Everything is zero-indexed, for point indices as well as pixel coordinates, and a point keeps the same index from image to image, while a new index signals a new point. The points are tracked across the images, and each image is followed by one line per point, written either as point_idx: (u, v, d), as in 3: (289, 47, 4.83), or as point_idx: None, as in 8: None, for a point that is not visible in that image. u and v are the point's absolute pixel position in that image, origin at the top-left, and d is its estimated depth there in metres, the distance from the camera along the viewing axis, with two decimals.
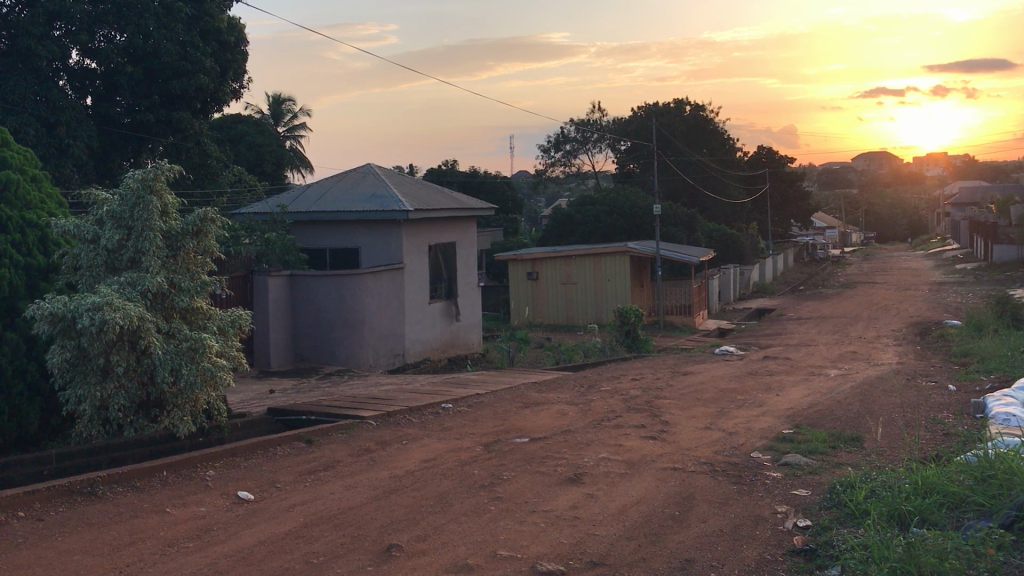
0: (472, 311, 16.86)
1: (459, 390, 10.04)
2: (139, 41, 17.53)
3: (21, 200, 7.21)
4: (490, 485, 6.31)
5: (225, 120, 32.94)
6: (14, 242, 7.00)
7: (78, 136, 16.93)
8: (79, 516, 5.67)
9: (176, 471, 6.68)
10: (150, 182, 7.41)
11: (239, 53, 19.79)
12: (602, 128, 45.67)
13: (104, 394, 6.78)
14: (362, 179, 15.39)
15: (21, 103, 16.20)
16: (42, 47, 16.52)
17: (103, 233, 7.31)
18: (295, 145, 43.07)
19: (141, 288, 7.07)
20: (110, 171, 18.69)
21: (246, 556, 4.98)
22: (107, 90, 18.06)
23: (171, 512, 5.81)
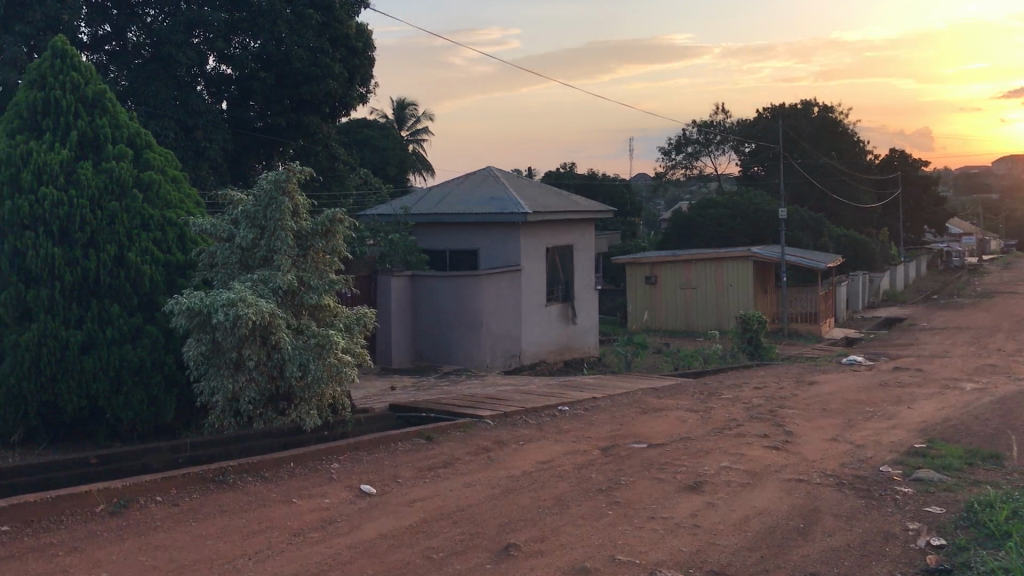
0: (589, 314, 16.79)
1: (578, 394, 10.02)
2: (272, 48, 18.15)
3: (162, 200, 7.66)
4: (608, 489, 6.27)
5: (353, 124, 33.70)
6: (156, 240, 7.44)
7: (213, 139, 17.72)
8: (212, 503, 5.92)
9: (302, 463, 6.90)
10: (282, 183, 7.69)
11: (367, 58, 20.19)
12: (725, 129, 44.79)
13: (236, 386, 7.06)
14: (483, 182, 15.54)
15: (162, 107, 17.04)
16: (181, 54, 17.33)
17: (237, 232, 7.63)
18: (417, 148, 43.92)
19: (274, 285, 7.36)
20: (243, 173, 19.52)
21: (368, 549, 5.11)
22: (242, 95, 18.73)
23: (298, 502, 6.00)
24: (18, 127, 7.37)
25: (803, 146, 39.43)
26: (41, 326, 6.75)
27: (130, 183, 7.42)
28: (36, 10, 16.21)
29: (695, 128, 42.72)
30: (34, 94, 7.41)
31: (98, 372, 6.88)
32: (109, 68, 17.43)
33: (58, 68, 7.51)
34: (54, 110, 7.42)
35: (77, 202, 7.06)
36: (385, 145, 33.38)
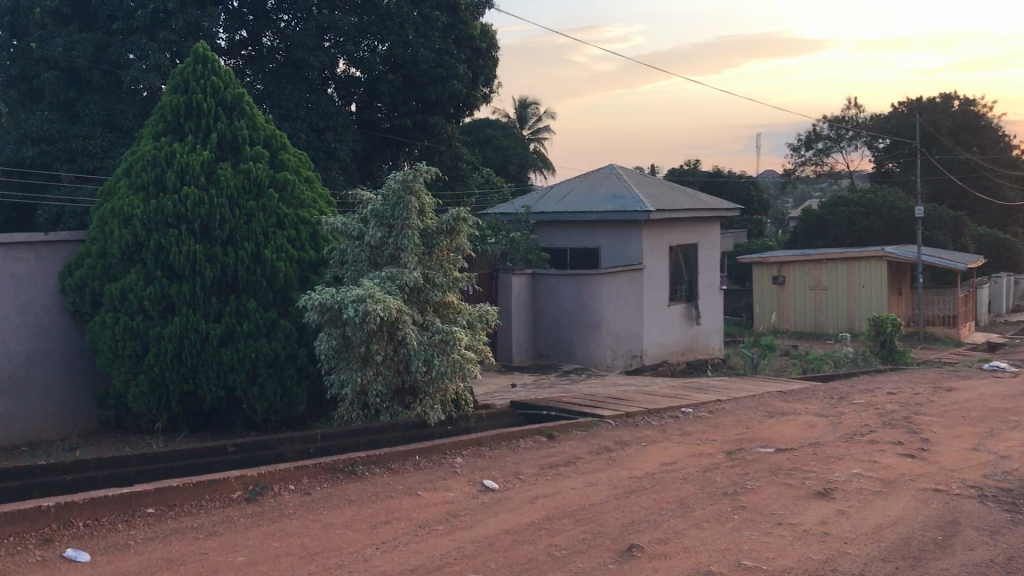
0: (714, 315, 16.51)
1: (702, 395, 9.87)
2: (399, 51, 18.58)
3: (296, 199, 7.99)
4: (734, 493, 6.15)
5: (476, 124, 34.19)
6: (289, 238, 7.81)
7: (343, 140, 18.25)
8: (341, 494, 6.14)
9: (427, 456, 7.03)
10: (409, 182, 7.78)
11: (491, 58, 20.40)
12: (858, 124, 43.20)
13: (364, 380, 7.34)
14: (605, 180, 15.48)
15: (295, 109, 17.65)
16: (314, 57, 17.90)
17: (366, 230, 7.81)
18: (539, 147, 44.12)
19: (400, 282, 7.51)
20: (371, 173, 20.05)
21: (492, 544, 5.18)
22: (369, 98, 19.21)
23: (423, 494, 6.13)
24: (164, 131, 7.82)
25: (942, 141, 37.62)
26: (184, 320, 7.24)
27: (266, 183, 7.78)
28: (178, 18, 17.26)
29: (826, 123, 41.41)
30: (178, 99, 7.81)
31: (235, 364, 7.32)
32: (246, 72, 18.13)
33: (200, 73, 7.88)
34: (197, 113, 7.80)
35: (217, 202, 7.48)
36: (507, 145, 33.65)
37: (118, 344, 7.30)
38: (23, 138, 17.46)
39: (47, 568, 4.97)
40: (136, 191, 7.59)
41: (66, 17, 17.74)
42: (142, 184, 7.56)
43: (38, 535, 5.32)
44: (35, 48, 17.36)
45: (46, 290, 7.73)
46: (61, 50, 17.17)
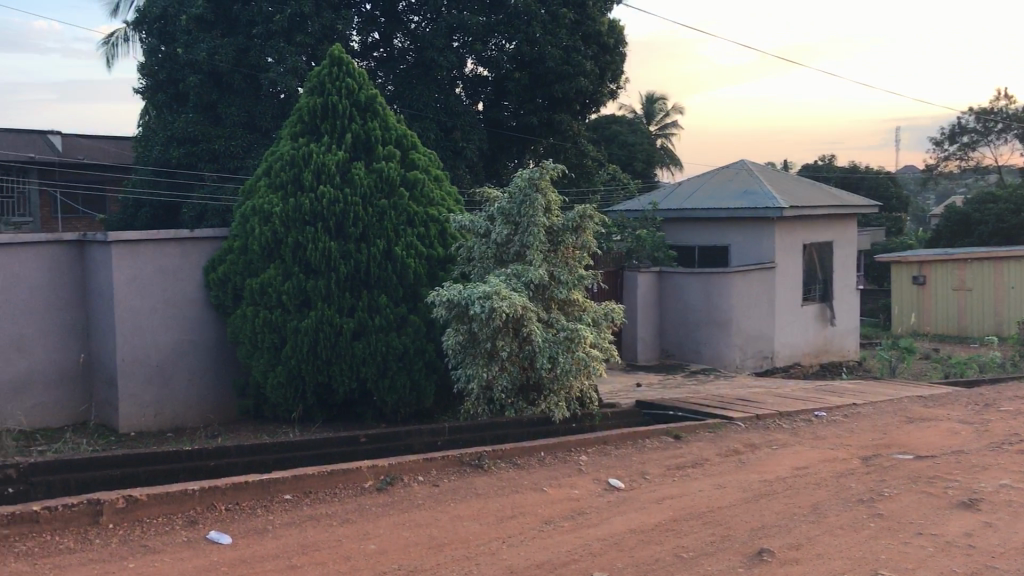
0: (849, 316, 15.95)
1: (837, 399, 9.55)
2: (527, 48, 18.64)
3: (426, 197, 8.14)
4: (870, 500, 5.93)
5: (602, 121, 34.18)
6: (419, 235, 7.96)
7: (470, 139, 18.53)
8: (468, 487, 6.39)
9: (552, 452, 7.12)
10: (535, 180, 7.79)
11: (618, 54, 20.25)
12: (1008, 116, 40.82)
13: (490, 375, 7.44)
14: (735, 177, 15.17)
15: (424, 110, 18.03)
16: (444, 57, 18.25)
17: (493, 227, 7.89)
18: (665, 143, 43.59)
19: (526, 279, 7.56)
20: (497, 171, 20.29)
21: (618, 543, 5.19)
22: (497, 96, 19.57)
23: (548, 491, 6.27)
24: (301, 132, 8.12)
25: None
26: (319, 314, 7.51)
27: (397, 181, 7.96)
28: (314, 22, 17.90)
29: (973, 116, 39.32)
30: (315, 101, 8.10)
31: (367, 357, 7.55)
32: (378, 73, 18.77)
33: (335, 76, 8.14)
34: (332, 115, 8.07)
35: (350, 200, 7.70)
36: (634, 141, 33.46)
37: (258, 336, 7.66)
38: (170, 139, 18.41)
39: (194, 549, 5.32)
40: (276, 190, 7.92)
41: (211, 23, 18.58)
42: (281, 184, 7.88)
43: (185, 517, 5.72)
44: (181, 54, 18.20)
45: (192, 283, 8.14)
46: (205, 55, 18.01)
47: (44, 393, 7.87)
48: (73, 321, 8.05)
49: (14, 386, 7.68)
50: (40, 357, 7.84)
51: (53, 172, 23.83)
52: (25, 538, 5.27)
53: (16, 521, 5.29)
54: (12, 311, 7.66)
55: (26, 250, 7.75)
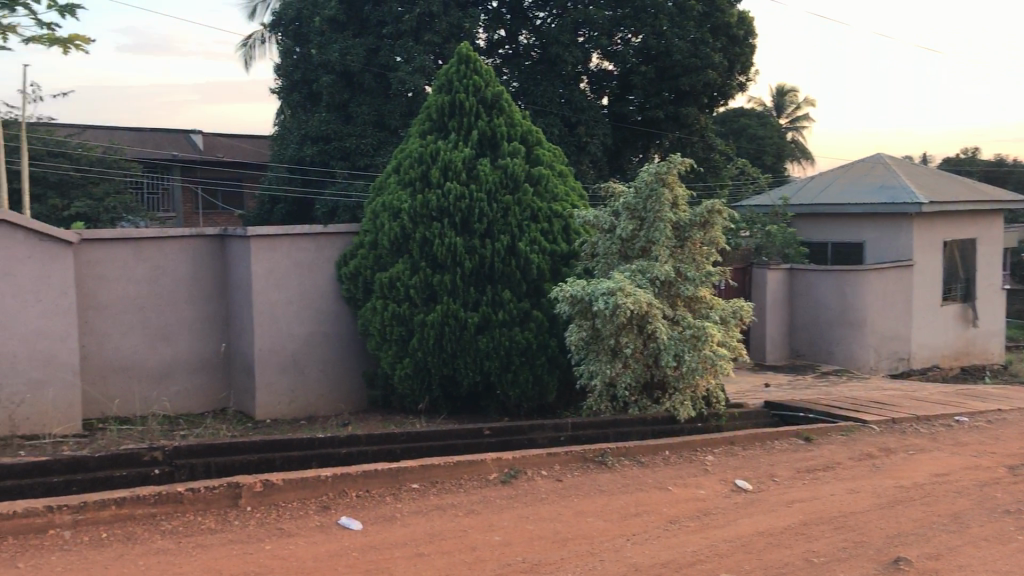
0: (993, 317, 15.16)
1: (981, 404, 9.08)
2: (653, 42, 18.42)
3: (551, 192, 8.15)
4: (1017, 512, 5.61)
5: (730, 115, 33.61)
6: (543, 231, 7.97)
7: (594, 134, 18.50)
8: (592, 483, 6.40)
9: (677, 452, 7.06)
10: (662, 175, 7.68)
11: (748, 45, 19.68)
12: None
13: (613, 372, 7.40)
14: (871, 171, 14.61)
15: (549, 105, 18.03)
16: (569, 52, 18.25)
17: (619, 223, 7.83)
18: (796, 136, 42.33)
19: (651, 276, 7.48)
20: (622, 166, 20.23)
21: (745, 545, 5.09)
22: (621, 90, 19.49)
23: (673, 490, 6.21)
24: (429, 130, 8.29)
25: None
26: (445, 308, 7.64)
27: (522, 176, 7.98)
28: (442, 20, 18.20)
29: None
30: (443, 98, 8.23)
31: (490, 352, 7.62)
32: (504, 70, 18.87)
33: (462, 73, 8.25)
34: (459, 112, 8.17)
35: (476, 195, 7.78)
36: (763, 135, 32.71)
37: (386, 329, 7.86)
38: (304, 137, 19.11)
39: (326, 534, 5.50)
40: (404, 187, 8.10)
41: (342, 24, 19.18)
42: (409, 181, 8.05)
43: (318, 502, 5.95)
44: (315, 55, 18.78)
45: (324, 277, 8.40)
46: (337, 55, 18.56)
47: (187, 379, 8.28)
48: (214, 312, 8.44)
49: (160, 373, 8.12)
50: (184, 346, 8.25)
51: (194, 170, 24.96)
52: (171, 516, 5.58)
53: (162, 500, 5.60)
54: (158, 301, 8.09)
55: (172, 243, 8.16)
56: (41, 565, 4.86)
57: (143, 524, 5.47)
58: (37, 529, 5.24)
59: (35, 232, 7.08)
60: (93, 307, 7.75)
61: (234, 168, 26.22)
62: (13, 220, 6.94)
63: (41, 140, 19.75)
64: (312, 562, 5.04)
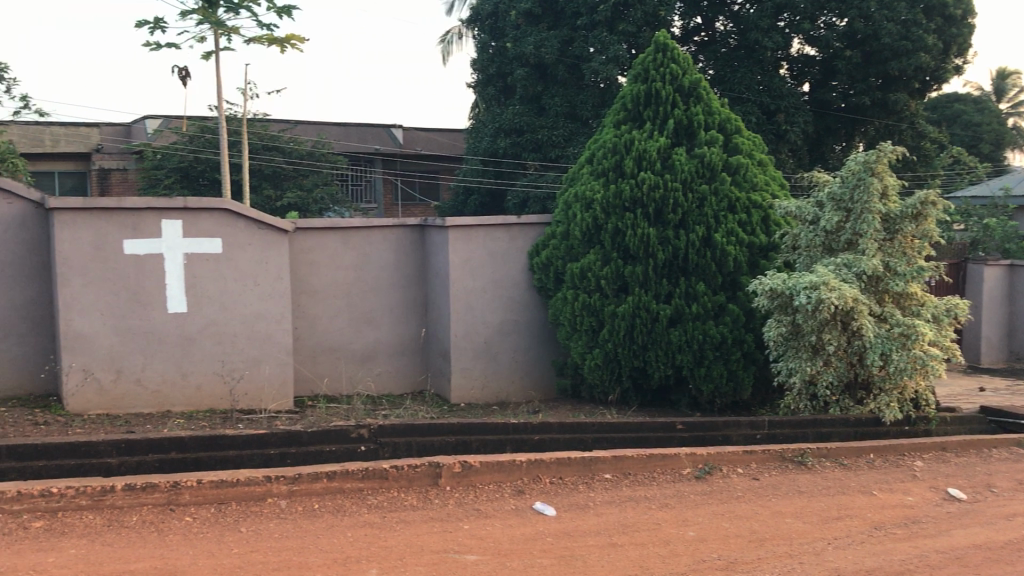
0: None
1: None
2: (860, 25, 17.62)
3: (750, 182, 7.92)
4: None
5: (942, 100, 31.65)
6: (741, 222, 7.76)
7: (795, 122, 17.94)
8: (790, 483, 6.25)
9: (882, 455, 6.96)
10: (872, 164, 7.29)
11: (968, 25, 18.22)
12: None
13: (814, 370, 7.14)
14: None
15: (745, 92, 17.65)
16: (768, 38, 17.72)
17: (822, 214, 7.50)
18: (1016, 122, 39.20)
19: (857, 270, 7.14)
20: (823, 155, 19.55)
21: (961, 558, 4.80)
22: (823, 77, 18.86)
23: (878, 495, 5.93)
24: (624, 119, 8.24)
25: None
26: (637, 299, 7.58)
27: (720, 166, 7.79)
28: (637, 9, 18.08)
29: None
30: (639, 87, 8.16)
31: (683, 345, 7.50)
32: (699, 57, 18.65)
33: (659, 62, 8.13)
34: (655, 101, 8.08)
35: (671, 185, 7.65)
36: (981, 121, 30.52)
37: (578, 319, 7.90)
38: (498, 130, 19.70)
39: (521, 517, 5.61)
40: (598, 177, 8.10)
41: (536, 17, 19.51)
42: (604, 171, 8.05)
43: (513, 486, 6.12)
44: (510, 49, 19.40)
45: (517, 267, 8.55)
46: (532, 48, 18.88)
47: (388, 363, 8.64)
48: (413, 299, 8.76)
49: (363, 355, 8.52)
50: (385, 330, 8.61)
51: (394, 163, 26.12)
52: (376, 491, 5.88)
53: (368, 475, 5.91)
54: (362, 287, 8.47)
55: (375, 232, 8.51)
56: (261, 531, 5.21)
57: (351, 497, 5.79)
58: (257, 497, 5.63)
59: (253, 220, 7.57)
60: (303, 292, 8.21)
61: (432, 159, 27.22)
62: (234, 210, 7.44)
63: (257, 135, 21.17)
64: (508, 545, 5.12)
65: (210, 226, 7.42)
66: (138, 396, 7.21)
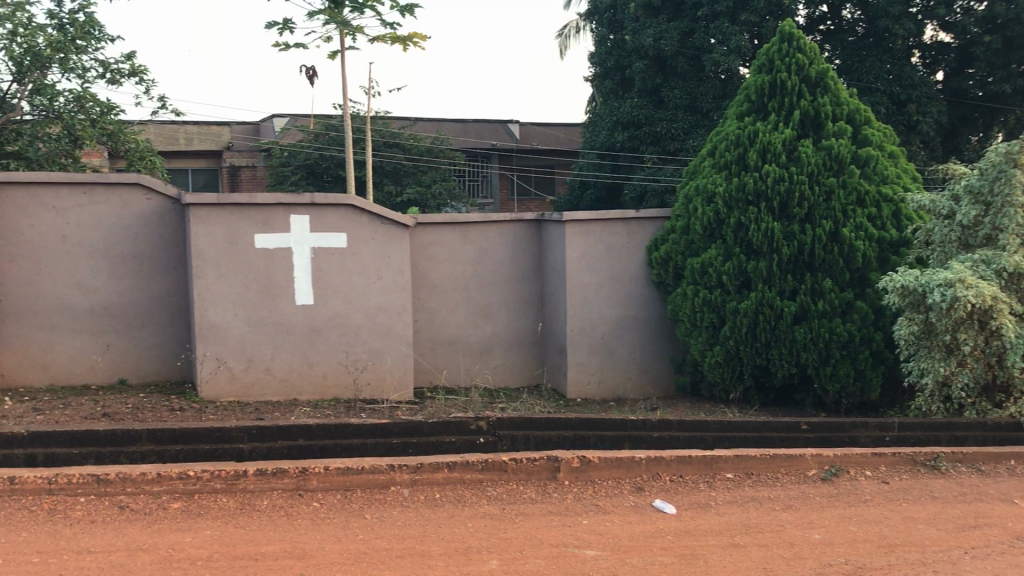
0: None
1: None
2: (1000, 8, 16.78)
3: (880, 175, 7.62)
4: None
5: None
6: (870, 216, 7.47)
7: (926, 112, 17.18)
8: (922, 488, 6.03)
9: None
10: (1013, 154, 6.89)
11: None
12: None
13: (949, 370, 6.83)
14: None
15: (874, 82, 17.02)
16: (899, 25, 17.06)
17: (959, 208, 7.14)
18: None
19: (997, 267, 6.78)
20: (957, 146, 18.56)
21: None
22: (960, 64, 18.17)
23: (1018, 504, 5.64)
24: (748, 111, 8.06)
25: None
26: (760, 295, 7.41)
27: (849, 158, 7.53)
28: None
29: None
30: (763, 78, 7.96)
31: (809, 343, 7.31)
32: (825, 46, 18.09)
33: (785, 52, 7.90)
34: (780, 92, 7.87)
35: (797, 178, 7.46)
36: None
37: (699, 315, 7.78)
38: (615, 123, 19.64)
39: (641, 514, 5.57)
40: (720, 171, 7.95)
41: (656, 9, 19.30)
42: (726, 164, 7.90)
43: (632, 483, 6.09)
44: (629, 41, 19.18)
45: (635, 262, 8.46)
46: (651, 40, 18.69)
47: (506, 356, 8.71)
48: (530, 294, 8.79)
49: (482, 348, 8.61)
50: (502, 324, 8.67)
51: (511, 158, 26.50)
52: (496, 483, 5.95)
53: (488, 467, 5.97)
54: (481, 281, 8.56)
55: (494, 226, 8.57)
56: (384, 518, 5.33)
57: (470, 488, 5.87)
58: (381, 485, 5.78)
59: (377, 215, 7.74)
60: (424, 285, 8.37)
61: (549, 154, 27.34)
62: (359, 206, 7.63)
63: (379, 132, 21.67)
64: (628, 542, 5.08)
65: (337, 221, 7.62)
66: (268, 384, 7.49)
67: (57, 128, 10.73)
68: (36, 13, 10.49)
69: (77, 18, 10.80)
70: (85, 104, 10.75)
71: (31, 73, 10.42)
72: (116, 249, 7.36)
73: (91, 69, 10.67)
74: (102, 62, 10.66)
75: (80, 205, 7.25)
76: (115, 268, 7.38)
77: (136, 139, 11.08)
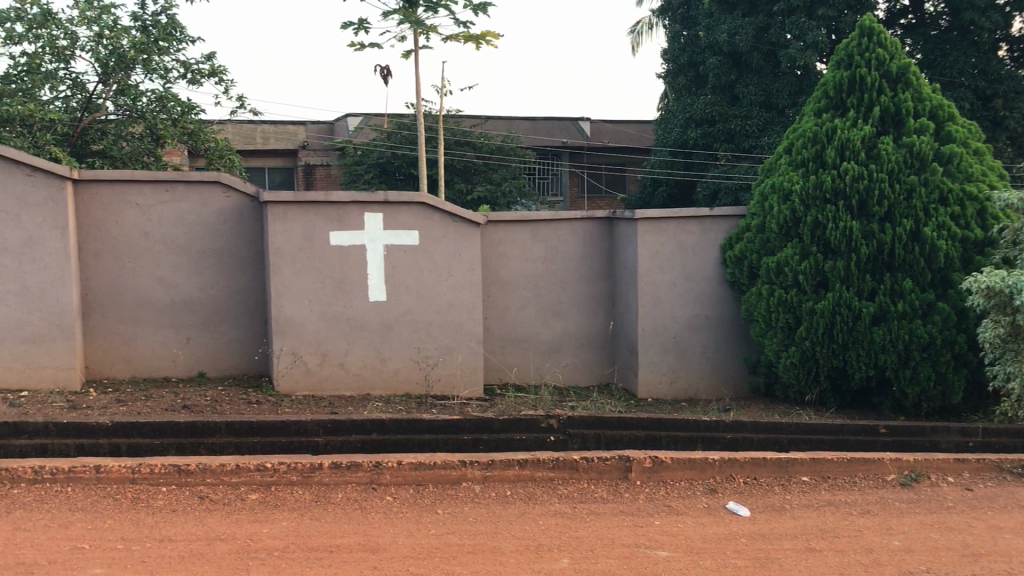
0: None
1: None
2: None
3: (964, 172, 7.39)
4: None
5: None
6: (954, 215, 7.26)
7: (1014, 108, 16.90)
8: (1008, 496, 5.84)
9: None
10: None
11: None
12: None
13: None
14: None
15: (959, 76, 16.62)
16: (987, 18, 16.61)
17: None
18: None
19: None
20: None
21: None
22: None
23: None
24: (826, 107, 7.90)
25: None
26: (837, 296, 7.26)
27: (931, 155, 7.32)
28: None
29: None
30: (842, 73, 7.79)
31: (887, 345, 7.14)
32: (907, 40, 17.54)
33: (864, 47, 7.72)
34: (859, 88, 7.68)
35: (876, 176, 7.28)
36: None
37: (773, 315, 7.66)
38: (688, 120, 19.44)
39: (714, 516, 5.50)
40: (797, 168, 7.81)
41: (731, 4, 19.06)
42: (803, 161, 7.76)
43: (706, 484, 6.03)
44: (703, 37, 19.05)
45: (709, 260, 8.36)
46: (725, 36, 18.52)
47: (576, 355, 8.69)
48: (601, 292, 8.74)
49: (552, 346, 8.60)
50: (573, 322, 8.65)
51: (581, 156, 26.46)
52: (566, 481, 5.94)
53: (559, 465, 5.97)
54: (551, 279, 8.55)
55: (565, 224, 8.55)
56: (457, 514, 5.36)
57: (542, 486, 5.88)
58: (453, 480, 5.82)
59: (449, 213, 7.77)
60: (494, 283, 8.40)
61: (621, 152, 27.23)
62: (431, 203, 7.68)
63: (450, 130, 21.83)
64: (700, 544, 5.03)
65: (410, 219, 7.69)
66: (341, 379, 7.59)
67: (140, 127, 11.07)
68: (121, 15, 10.81)
69: (160, 20, 11.10)
70: (167, 104, 11.03)
71: (116, 74, 10.75)
72: (196, 245, 7.54)
73: (173, 69, 10.96)
74: (183, 63, 10.94)
75: (162, 203, 7.44)
76: (194, 264, 7.56)
77: (216, 138, 11.32)
